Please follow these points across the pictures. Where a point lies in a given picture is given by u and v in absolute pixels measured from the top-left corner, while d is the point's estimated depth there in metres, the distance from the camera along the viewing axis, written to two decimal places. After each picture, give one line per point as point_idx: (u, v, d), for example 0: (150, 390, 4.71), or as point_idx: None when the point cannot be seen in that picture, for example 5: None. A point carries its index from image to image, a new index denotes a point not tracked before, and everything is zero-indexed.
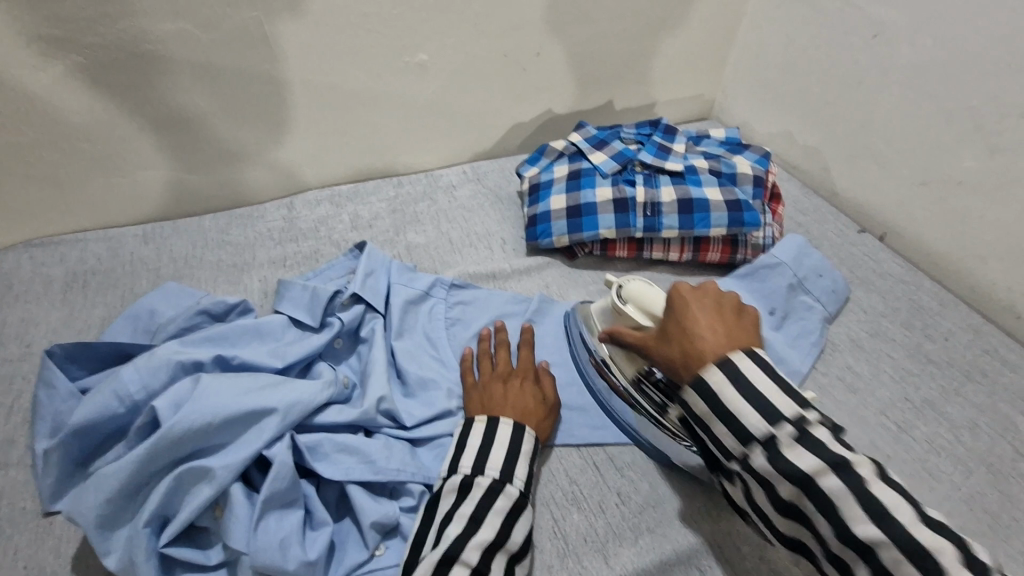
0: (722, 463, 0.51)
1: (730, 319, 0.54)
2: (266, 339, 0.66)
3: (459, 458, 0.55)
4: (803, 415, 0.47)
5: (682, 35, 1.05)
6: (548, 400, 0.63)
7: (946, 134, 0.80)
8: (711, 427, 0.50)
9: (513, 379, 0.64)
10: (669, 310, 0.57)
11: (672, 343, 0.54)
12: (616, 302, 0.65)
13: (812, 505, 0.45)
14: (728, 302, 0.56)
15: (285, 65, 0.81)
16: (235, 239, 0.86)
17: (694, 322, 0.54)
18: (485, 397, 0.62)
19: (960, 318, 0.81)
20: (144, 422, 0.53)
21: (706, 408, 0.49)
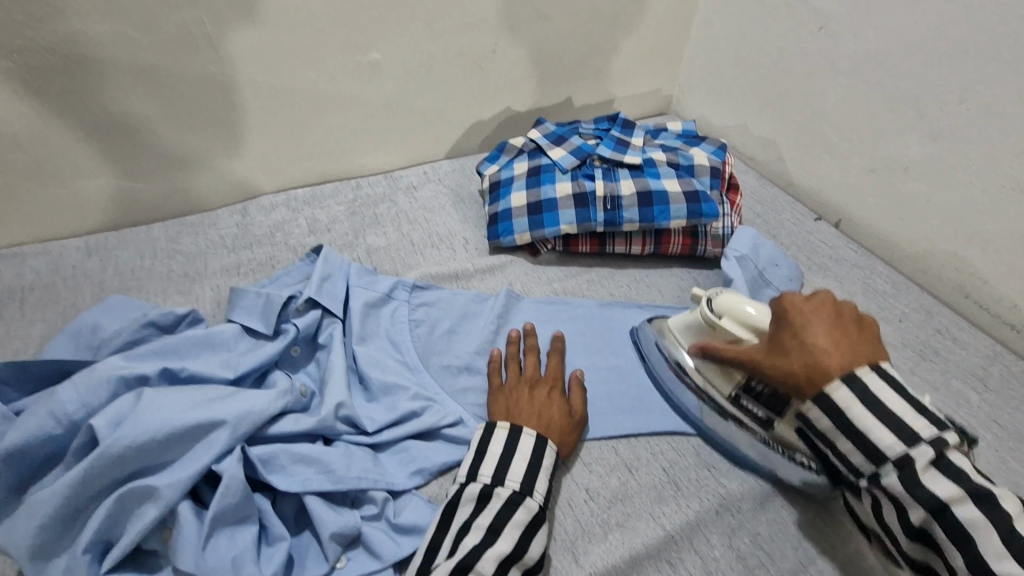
0: (851, 481, 0.51)
1: (851, 332, 0.53)
2: (217, 350, 0.64)
3: (479, 466, 0.55)
4: (940, 437, 0.47)
5: (638, 31, 1.05)
6: (575, 413, 0.62)
7: (892, 122, 0.83)
8: (836, 444, 0.51)
9: (540, 387, 0.63)
10: (782, 323, 0.55)
11: (789, 355, 0.53)
12: (708, 317, 0.64)
13: (944, 533, 0.46)
14: (845, 312, 0.54)
15: (232, 67, 0.78)
16: (186, 249, 0.82)
17: (814, 336, 0.52)
18: (511, 404, 0.61)
19: (913, 300, 0.84)
20: (82, 442, 0.50)
21: (821, 416, 0.50)
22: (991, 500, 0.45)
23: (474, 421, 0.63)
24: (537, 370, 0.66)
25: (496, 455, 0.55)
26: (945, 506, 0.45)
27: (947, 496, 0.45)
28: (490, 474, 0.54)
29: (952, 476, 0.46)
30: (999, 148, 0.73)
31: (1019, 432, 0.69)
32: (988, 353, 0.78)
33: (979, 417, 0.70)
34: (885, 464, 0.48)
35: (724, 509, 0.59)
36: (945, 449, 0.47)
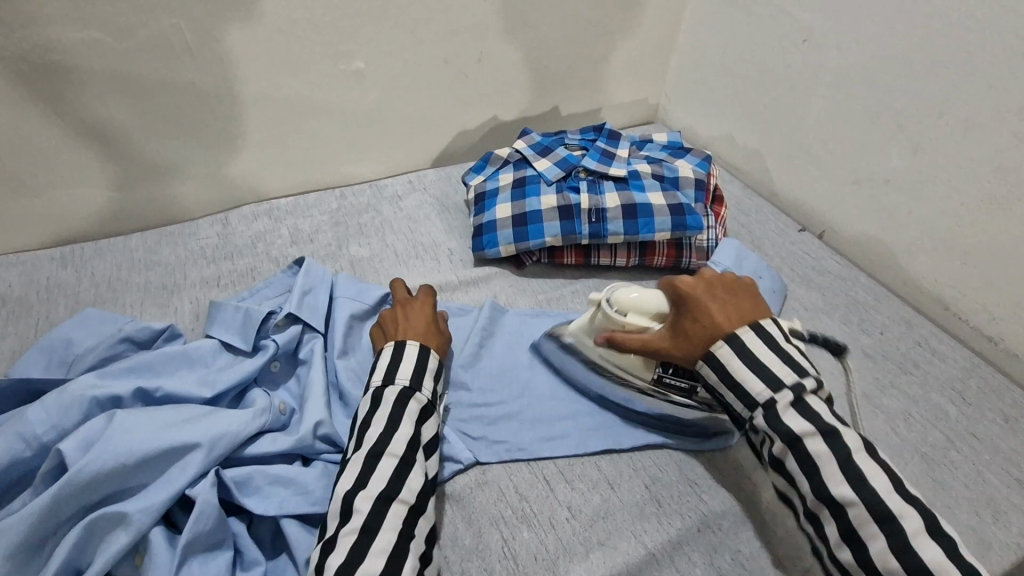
0: (743, 420, 0.55)
1: (738, 301, 0.57)
2: (195, 366, 0.63)
3: (367, 430, 0.54)
4: (801, 382, 0.52)
5: (624, 40, 1.05)
6: (439, 322, 0.68)
7: (874, 135, 0.83)
8: (723, 395, 0.55)
9: (412, 304, 0.68)
10: (677, 303, 0.58)
11: (690, 337, 0.57)
12: (614, 314, 0.63)
13: (796, 463, 0.51)
14: (727, 282, 0.59)
15: (211, 75, 0.77)
16: (164, 259, 0.81)
17: (710, 315, 0.56)
18: (386, 327, 0.65)
19: (894, 312, 0.84)
20: (51, 467, 0.49)
21: (717, 377, 0.55)
22: (835, 434, 0.50)
23: (457, 437, 0.63)
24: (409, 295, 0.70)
25: (382, 422, 0.54)
26: (798, 441, 0.51)
27: (801, 431, 0.50)
28: (376, 438, 0.53)
29: (807, 416, 0.51)
30: (977, 162, 0.74)
31: (995, 444, 0.70)
32: (966, 365, 0.78)
33: (956, 429, 0.71)
34: (753, 408, 0.53)
35: (706, 527, 0.59)
36: (804, 393, 0.52)
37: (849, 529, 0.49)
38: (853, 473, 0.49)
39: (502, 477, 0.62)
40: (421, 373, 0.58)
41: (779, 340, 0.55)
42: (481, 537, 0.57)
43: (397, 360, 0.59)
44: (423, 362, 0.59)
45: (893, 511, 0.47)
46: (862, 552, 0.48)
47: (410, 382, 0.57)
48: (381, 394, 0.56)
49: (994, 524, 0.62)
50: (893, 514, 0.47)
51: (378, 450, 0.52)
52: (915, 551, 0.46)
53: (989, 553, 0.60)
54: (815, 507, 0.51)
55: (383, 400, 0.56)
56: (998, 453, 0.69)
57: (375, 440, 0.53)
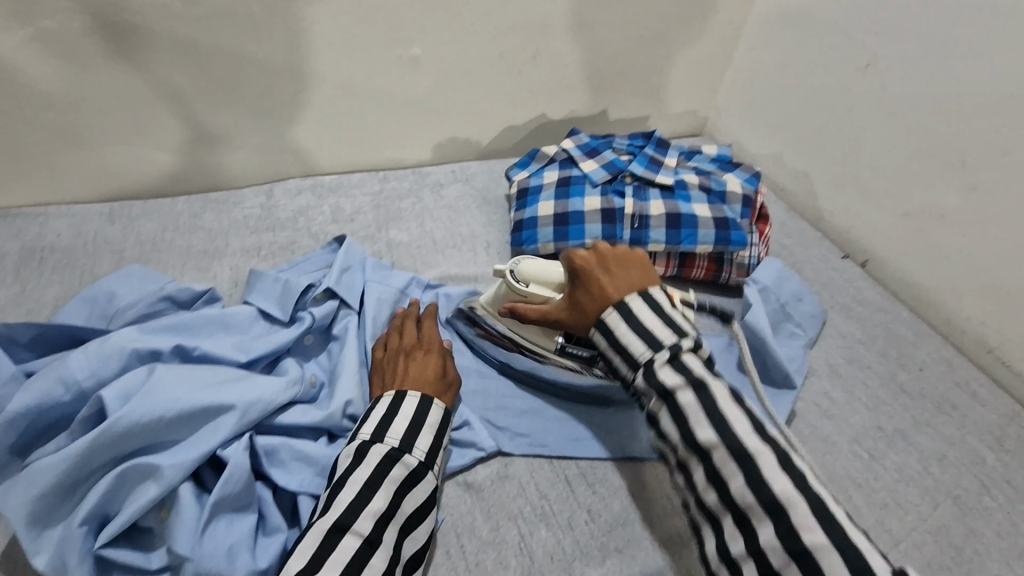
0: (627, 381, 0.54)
1: (627, 273, 0.57)
2: (231, 331, 0.63)
3: (388, 428, 0.53)
4: (678, 342, 0.52)
5: (679, 50, 1.04)
6: (448, 377, 0.61)
7: (931, 168, 0.81)
8: (611, 360, 0.54)
9: (415, 352, 0.62)
10: (574, 278, 0.59)
11: (585, 309, 0.58)
12: (515, 285, 0.66)
13: (670, 416, 0.50)
14: (620, 257, 0.59)
15: (271, 48, 0.78)
16: (207, 225, 0.82)
17: (599, 286, 0.57)
18: (385, 376, 0.60)
19: (935, 350, 0.82)
20: (90, 412, 0.49)
21: (604, 343, 0.55)
22: (703, 386, 0.49)
23: (481, 426, 0.63)
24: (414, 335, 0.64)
25: (357, 485, 0.49)
26: (669, 393, 0.50)
27: (672, 384, 0.50)
28: (398, 439, 0.53)
29: (680, 371, 0.51)
30: None
31: None
32: (1006, 412, 0.76)
33: (992, 477, 0.68)
34: (635, 366, 0.52)
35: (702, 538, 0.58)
36: (680, 352, 0.51)
37: (713, 472, 0.48)
38: (719, 418, 0.48)
39: (520, 474, 0.61)
40: (415, 433, 0.54)
41: (665, 305, 0.55)
42: (498, 531, 0.56)
43: (391, 416, 0.54)
44: (419, 421, 0.55)
45: (752, 449, 0.47)
46: (723, 492, 0.47)
47: (401, 443, 0.53)
48: (367, 448, 0.52)
49: None
50: (749, 452, 0.47)
51: (396, 454, 0.52)
52: (766, 487, 0.46)
53: None
54: (685, 455, 0.50)
55: (369, 456, 0.51)
56: None
57: (345, 508, 0.48)
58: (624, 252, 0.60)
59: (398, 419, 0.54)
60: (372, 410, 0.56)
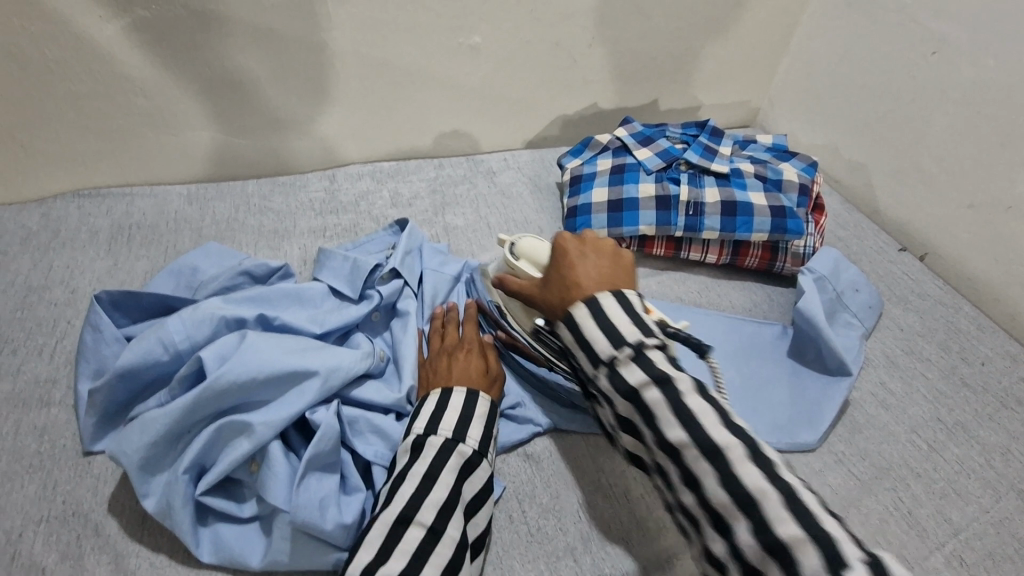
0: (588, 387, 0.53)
1: (606, 263, 0.55)
2: (305, 305, 0.67)
3: (441, 419, 0.55)
4: (643, 341, 0.48)
5: (732, 39, 1.04)
6: (492, 370, 0.62)
7: (1000, 159, 0.79)
8: (575, 355, 0.52)
9: (457, 353, 0.62)
10: (551, 258, 0.58)
11: (552, 289, 0.56)
12: (509, 259, 0.66)
13: (641, 419, 0.47)
14: (603, 248, 0.57)
15: (340, 36, 0.81)
16: (277, 207, 0.86)
17: (573, 270, 0.55)
18: (429, 375, 0.61)
19: (999, 345, 0.80)
20: (189, 372, 0.54)
21: (568, 337, 0.52)
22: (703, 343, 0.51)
23: (537, 404, 0.66)
24: (456, 338, 0.65)
25: (416, 478, 0.51)
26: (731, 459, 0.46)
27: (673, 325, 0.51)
28: (453, 429, 0.54)
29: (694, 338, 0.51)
30: None
31: None
32: None
33: None
34: (597, 364, 0.49)
35: None
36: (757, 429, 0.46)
37: None
38: None
39: (578, 449, 0.63)
40: (466, 423, 0.55)
41: (640, 308, 0.51)
42: (558, 499, 0.59)
43: (442, 408, 0.55)
44: (469, 411, 0.56)
45: None
46: None
47: (454, 433, 0.54)
48: (422, 442, 0.53)
49: None
50: None
51: (457, 437, 0.54)
52: None
53: None
54: None
55: (425, 449, 0.53)
56: None
57: (406, 501, 0.49)
58: (611, 247, 0.57)
59: (449, 412, 0.55)
60: (423, 405, 0.57)
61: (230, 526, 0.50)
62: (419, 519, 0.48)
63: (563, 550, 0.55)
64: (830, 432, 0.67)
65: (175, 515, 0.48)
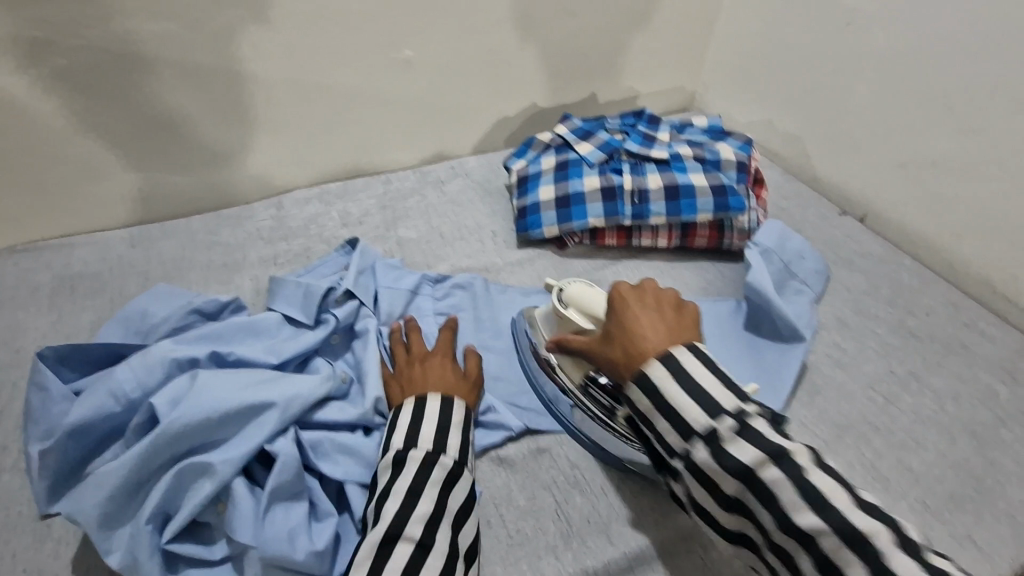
0: (667, 461, 0.50)
1: (670, 315, 0.54)
2: (261, 336, 0.66)
3: (420, 432, 0.55)
4: (742, 407, 0.47)
5: (660, 27, 1.06)
6: (470, 377, 0.64)
7: (920, 118, 0.83)
8: (654, 423, 0.50)
9: (430, 360, 0.64)
10: (609, 311, 0.57)
11: (615, 344, 0.54)
12: (558, 306, 0.67)
13: (755, 497, 0.44)
14: (666, 299, 0.56)
15: (269, 63, 0.81)
16: (224, 240, 0.85)
17: (638, 324, 0.53)
18: (404, 383, 0.61)
19: (941, 294, 0.83)
20: (142, 420, 0.53)
21: (649, 403, 0.49)
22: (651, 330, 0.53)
23: (506, 409, 0.66)
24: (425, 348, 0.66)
25: (401, 494, 0.51)
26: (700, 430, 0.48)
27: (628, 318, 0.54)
28: (432, 442, 0.54)
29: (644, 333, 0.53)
30: None
31: None
32: (1016, 347, 0.77)
33: (1005, 408, 0.70)
34: (691, 437, 0.47)
35: None
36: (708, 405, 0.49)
37: None
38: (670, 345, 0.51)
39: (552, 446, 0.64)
40: (444, 433, 0.56)
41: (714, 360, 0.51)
42: (534, 499, 0.59)
43: (419, 421, 0.56)
44: (445, 421, 0.56)
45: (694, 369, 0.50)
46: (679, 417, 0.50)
47: (434, 445, 0.54)
48: (402, 457, 0.53)
49: None
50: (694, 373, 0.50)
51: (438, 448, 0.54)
52: None
53: None
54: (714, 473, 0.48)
55: (408, 462, 0.53)
56: None
57: (393, 518, 0.49)
58: (672, 298, 0.56)
59: (427, 423, 0.56)
60: (399, 419, 0.57)
61: (201, 571, 0.49)
62: (407, 534, 0.48)
63: (544, 549, 0.56)
64: (790, 399, 0.69)
65: (143, 567, 0.47)
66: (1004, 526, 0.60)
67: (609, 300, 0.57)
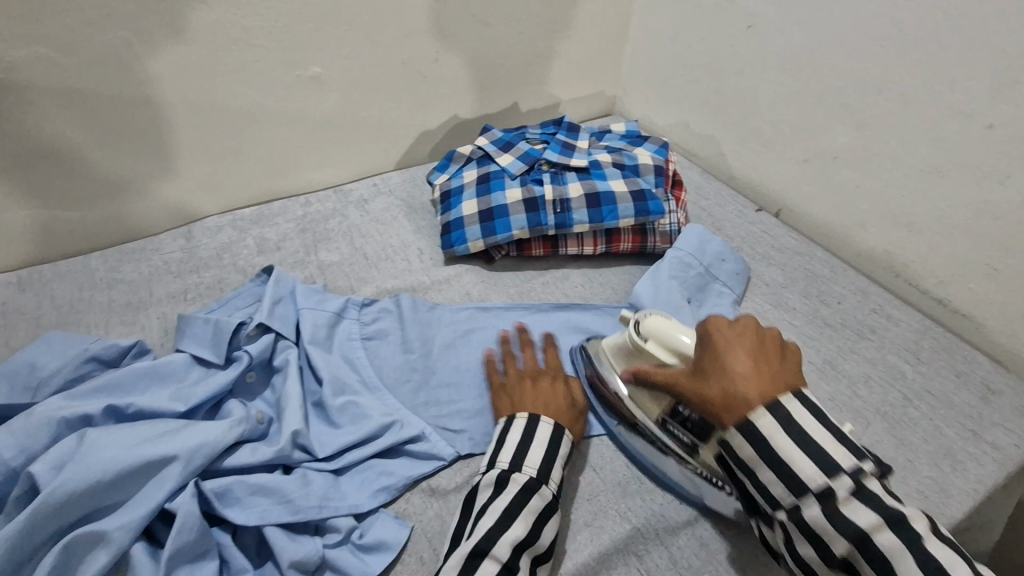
0: (767, 510, 0.50)
1: (774, 360, 0.51)
2: (167, 382, 0.62)
3: (528, 455, 0.57)
4: (859, 466, 0.46)
5: (576, 35, 1.07)
6: (577, 404, 0.64)
7: (819, 116, 0.87)
8: (729, 440, 0.50)
9: (543, 379, 0.65)
10: (702, 344, 0.54)
11: (709, 381, 0.52)
12: (634, 337, 0.63)
13: (869, 565, 0.44)
14: (767, 340, 0.53)
15: (161, 86, 0.76)
16: (127, 277, 0.79)
17: (736, 362, 0.51)
18: (516, 400, 0.63)
19: (850, 282, 0.87)
20: (23, 490, 0.48)
21: (752, 451, 0.48)
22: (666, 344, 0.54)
23: (437, 434, 0.63)
24: (536, 364, 0.68)
25: (497, 512, 0.52)
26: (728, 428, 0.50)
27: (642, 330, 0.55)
28: (537, 469, 0.56)
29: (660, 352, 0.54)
30: (916, 134, 0.77)
31: (949, 399, 0.73)
32: (919, 327, 0.82)
33: (912, 387, 0.74)
34: (801, 491, 0.46)
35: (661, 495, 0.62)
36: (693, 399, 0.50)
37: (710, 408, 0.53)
38: None
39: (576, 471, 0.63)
40: (550, 464, 0.57)
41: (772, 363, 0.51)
42: None
43: (529, 441, 0.58)
44: (554, 451, 0.58)
45: None
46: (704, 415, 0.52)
47: (540, 472, 0.56)
48: (506, 478, 0.55)
49: (952, 474, 0.65)
50: None
51: (542, 477, 0.55)
52: None
53: (950, 501, 0.63)
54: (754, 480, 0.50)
55: (495, 489, 0.54)
56: (953, 408, 0.72)
57: (484, 535, 0.51)
58: (774, 336, 0.54)
59: (533, 448, 0.57)
60: (507, 436, 0.59)
61: None
62: (495, 554, 0.50)
63: None
64: None
65: None
66: (914, 503, 0.63)
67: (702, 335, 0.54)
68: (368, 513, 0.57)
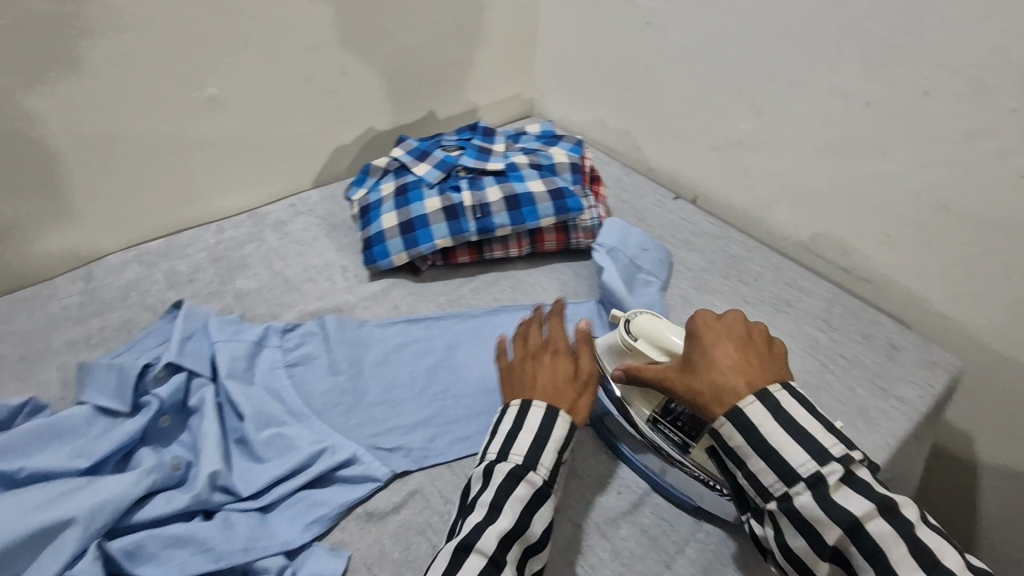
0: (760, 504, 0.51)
1: (757, 351, 0.55)
2: (69, 438, 0.58)
3: (514, 443, 0.54)
4: (849, 454, 0.49)
5: (486, 39, 1.07)
6: (583, 373, 0.58)
7: (721, 105, 0.90)
8: (746, 461, 0.51)
9: (544, 355, 0.60)
10: (692, 338, 0.57)
11: (698, 374, 0.55)
12: (626, 338, 0.63)
13: (858, 550, 0.46)
14: (754, 333, 0.57)
15: (39, 120, 0.70)
16: (21, 328, 0.73)
17: (725, 356, 0.54)
18: (515, 381, 0.59)
19: (765, 259, 0.91)
20: None
21: (742, 439, 0.51)
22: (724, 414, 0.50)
23: (371, 455, 0.61)
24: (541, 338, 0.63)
25: (486, 506, 0.51)
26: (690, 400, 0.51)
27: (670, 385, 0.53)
28: (524, 456, 0.53)
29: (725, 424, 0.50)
30: (808, 115, 0.81)
31: (860, 361, 0.78)
32: (830, 296, 0.86)
33: (827, 353, 0.78)
34: (795, 481, 0.49)
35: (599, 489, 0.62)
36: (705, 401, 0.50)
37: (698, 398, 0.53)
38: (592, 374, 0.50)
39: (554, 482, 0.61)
40: (539, 448, 0.53)
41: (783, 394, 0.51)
42: (409, 548, 0.56)
43: (518, 428, 0.54)
44: (546, 433, 0.54)
45: None
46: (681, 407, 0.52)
47: (526, 459, 0.53)
48: (493, 468, 0.53)
49: (867, 431, 0.69)
50: None
51: (532, 463, 0.53)
52: None
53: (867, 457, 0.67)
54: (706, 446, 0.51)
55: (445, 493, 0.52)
56: (864, 368, 0.77)
57: (470, 529, 0.49)
58: (759, 332, 0.57)
59: (523, 434, 0.54)
60: (501, 422, 0.56)
61: None
62: (481, 547, 0.48)
63: None
64: None
65: None
66: None
67: (691, 329, 0.57)
68: (301, 549, 0.54)
